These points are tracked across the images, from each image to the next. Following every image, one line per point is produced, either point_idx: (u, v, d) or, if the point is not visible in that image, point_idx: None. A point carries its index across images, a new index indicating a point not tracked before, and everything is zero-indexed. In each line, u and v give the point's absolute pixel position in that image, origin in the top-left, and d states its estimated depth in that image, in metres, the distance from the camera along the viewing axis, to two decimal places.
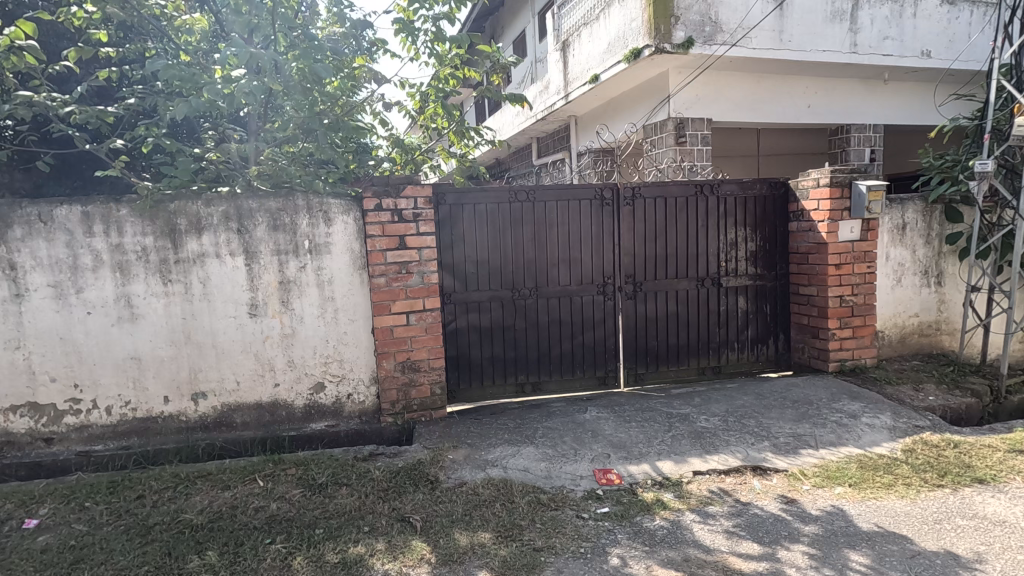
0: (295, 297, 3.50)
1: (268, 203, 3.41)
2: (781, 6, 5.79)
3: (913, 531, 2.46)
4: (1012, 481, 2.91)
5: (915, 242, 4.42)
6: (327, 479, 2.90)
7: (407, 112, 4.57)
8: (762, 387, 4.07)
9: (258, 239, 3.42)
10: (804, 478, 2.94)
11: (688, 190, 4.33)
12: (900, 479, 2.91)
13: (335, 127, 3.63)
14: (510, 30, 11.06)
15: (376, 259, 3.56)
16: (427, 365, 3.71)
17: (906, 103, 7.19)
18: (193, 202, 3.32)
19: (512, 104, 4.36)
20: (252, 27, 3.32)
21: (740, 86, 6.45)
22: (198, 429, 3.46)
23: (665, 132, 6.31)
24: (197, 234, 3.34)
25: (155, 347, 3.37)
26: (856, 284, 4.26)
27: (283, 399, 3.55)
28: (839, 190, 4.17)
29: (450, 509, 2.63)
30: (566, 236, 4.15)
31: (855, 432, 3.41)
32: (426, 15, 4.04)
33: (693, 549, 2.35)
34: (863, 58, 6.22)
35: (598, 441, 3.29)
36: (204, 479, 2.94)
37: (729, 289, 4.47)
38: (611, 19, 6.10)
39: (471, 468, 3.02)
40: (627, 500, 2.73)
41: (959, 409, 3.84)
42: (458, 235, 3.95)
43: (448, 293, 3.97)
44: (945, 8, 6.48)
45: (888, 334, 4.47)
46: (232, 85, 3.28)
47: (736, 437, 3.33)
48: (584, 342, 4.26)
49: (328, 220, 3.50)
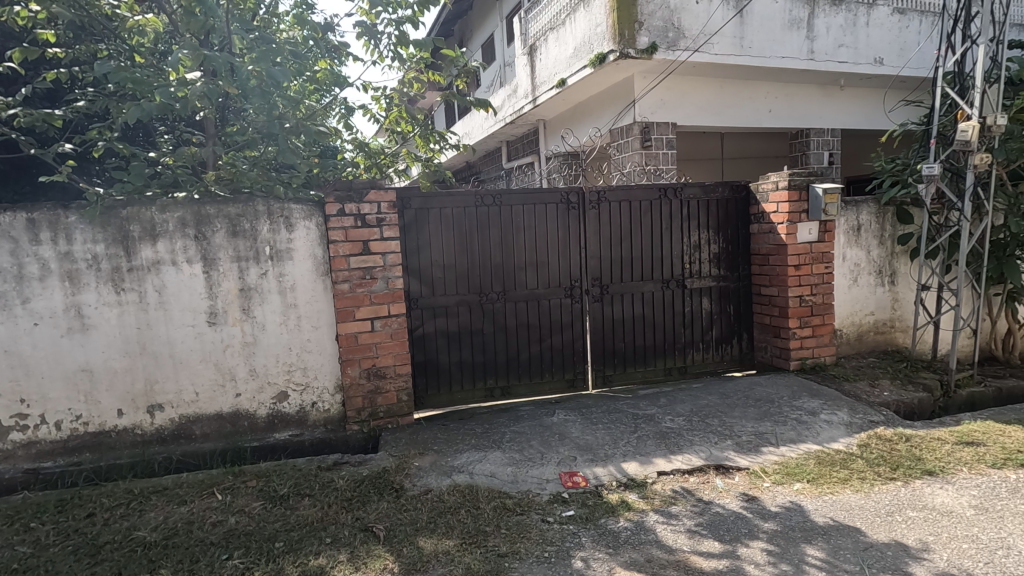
0: (255, 305, 3.43)
1: (227, 209, 3.33)
2: (741, 13, 5.93)
3: (866, 524, 2.53)
4: (959, 472, 3.02)
5: (869, 243, 4.58)
6: (288, 490, 2.83)
7: (372, 115, 4.53)
8: (726, 387, 4.14)
9: (217, 246, 3.33)
10: (765, 476, 3.00)
11: (652, 193, 4.39)
12: (855, 474, 3.00)
13: (297, 131, 3.55)
14: (479, 34, 11.04)
15: (339, 265, 3.51)
16: (392, 371, 3.67)
17: (861, 108, 7.45)
18: (148, 208, 3.22)
19: (477, 109, 4.35)
20: (205, 29, 3.22)
21: (703, 90, 6.58)
22: (154, 442, 3.35)
23: (631, 135, 6.37)
24: (151, 241, 3.24)
25: (108, 358, 3.25)
26: (815, 283, 4.37)
27: (245, 409, 3.46)
28: (797, 193, 4.28)
29: (415, 517, 2.61)
30: (532, 239, 4.17)
31: (814, 429, 3.50)
32: (389, 19, 4.01)
33: (656, 550, 2.37)
34: (820, 64, 6.42)
35: (565, 444, 3.30)
36: (159, 494, 2.84)
37: (693, 290, 4.54)
38: (577, 24, 6.16)
39: (437, 474, 2.99)
40: (592, 503, 2.74)
41: (912, 403, 3.98)
42: (424, 240, 3.93)
43: (414, 298, 3.94)
44: (895, 17, 6.74)
45: (845, 332, 4.62)
46: (186, 89, 3.15)
47: (700, 437, 3.39)
48: (553, 345, 4.28)
49: (290, 225, 3.44)
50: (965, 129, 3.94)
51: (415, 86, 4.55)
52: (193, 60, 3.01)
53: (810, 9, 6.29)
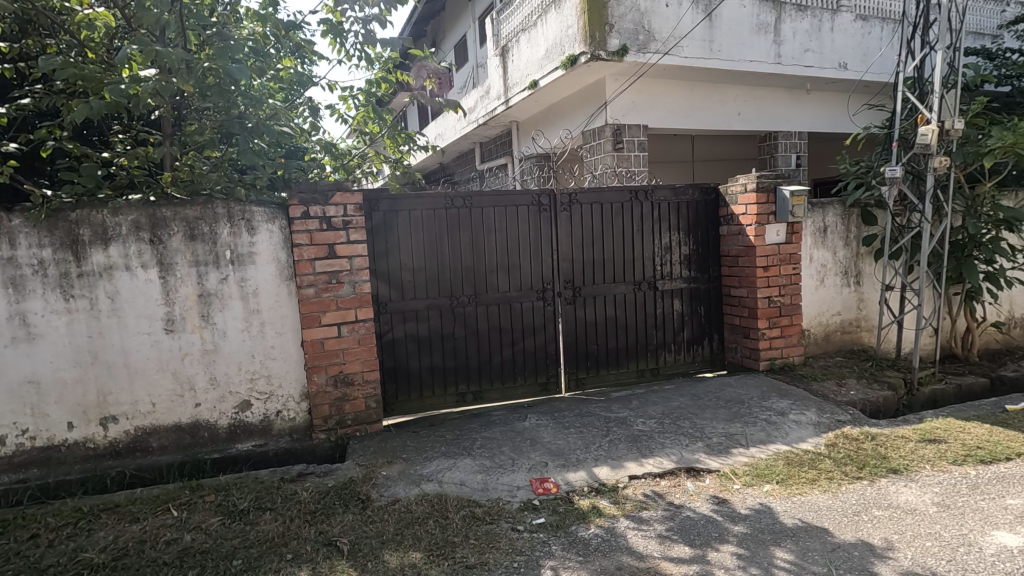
0: (216, 311, 3.30)
1: (184, 211, 3.20)
2: (710, 17, 6.00)
3: (834, 524, 2.55)
4: (922, 470, 3.08)
5: (835, 244, 4.66)
6: (249, 504, 2.72)
7: (340, 115, 4.51)
8: (697, 388, 4.16)
9: (174, 249, 3.20)
10: (735, 477, 3.01)
11: (624, 196, 4.39)
12: (823, 474, 3.02)
13: (259, 131, 3.43)
14: (452, 35, 10.95)
15: (304, 269, 3.41)
16: (360, 378, 3.59)
17: (826, 112, 7.61)
18: (99, 211, 3.07)
19: (446, 110, 4.30)
20: (159, 25, 3.03)
21: (674, 94, 6.63)
22: (108, 456, 3.20)
23: (603, 138, 6.37)
24: (103, 245, 3.09)
25: (57, 369, 3.08)
26: (783, 284, 4.42)
27: (205, 420, 3.33)
28: (766, 195, 4.32)
29: (381, 530, 2.53)
30: (504, 241, 4.12)
31: (783, 430, 3.52)
32: (356, 17, 3.94)
33: (627, 557, 2.34)
34: (787, 68, 6.51)
35: (536, 449, 3.26)
36: (110, 512, 2.69)
37: (665, 292, 4.55)
38: (548, 26, 6.14)
39: (406, 484, 2.92)
40: (563, 510, 2.71)
41: (877, 402, 4.05)
42: (393, 243, 3.84)
43: (383, 302, 3.86)
44: (858, 23, 6.90)
45: (813, 332, 4.69)
46: (138, 86, 2.99)
47: (672, 439, 3.38)
48: (526, 348, 4.24)
49: (252, 229, 3.33)
50: (925, 133, 4.04)
51: (384, 87, 4.50)
52: (144, 57, 2.85)
53: (777, 14, 6.40)
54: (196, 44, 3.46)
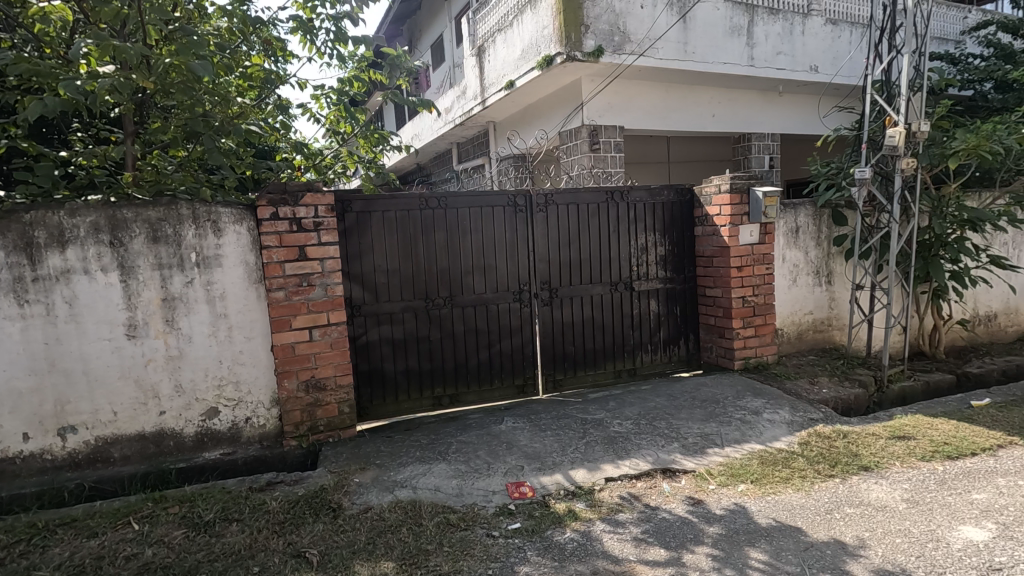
0: (181, 316, 3.19)
1: (146, 212, 3.09)
2: (684, 19, 6.05)
3: (807, 523, 2.57)
4: (892, 467, 3.13)
5: (807, 244, 4.73)
6: (215, 515, 2.63)
7: (312, 115, 4.46)
8: (673, 388, 4.17)
9: (136, 252, 3.08)
10: (710, 477, 3.02)
11: (600, 197, 4.39)
12: (797, 472, 3.05)
13: (226, 131, 3.33)
14: (428, 34, 10.86)
15: (273, 272, 3.32)
16: (333, 383, 3.51)
17: (798, 114, 7.74)
18: (55, 211, 2.93)
19: (419, 109, 4.24)
20: (119, 19, 2.92)
21: (650, 94, 6.67)
22: (67, 468, 3.06)
23: (579, 138, 6.37)
24: (59, 248, 2.95)
25: (11, 377, 2.93)
26: (757, 284, 4.46)
27: (171, 428, 3.22)
28: (739, 195, 4.35)
29: (352, 539, 2.47)
30: (479, 242, 4.08)
31: (757, 429, 3.55)
32: (327, 14, 3.89)
33: (602, 561, 2.32)
34: (760, 70, 6.60)
35: (512, 453, 3.22)
36: (66, 527, 2.58)
37: (641, 293, 4.56)
38: (524, 26, 6.12)
39: (379, 490, 2.86)
40: (539, 514, 2.68)
41: (848, 399, 4.12)
42: (366, 244, 3.77)
43: (357, 305, 3.77)
44: (828, 28, 7.03)
45: (786, 331, 4.75)
46: (96, 82, 2.87)
47: (648, 440, 3.38)
48: (502, 350, 4.20)
49: (218, 231, 3.23)
50: (892, 135, 4.11)
51: (357, 86, 4.44)
52: (101, 51, 2.74)
53: (749, 17, 6.49)
54: (158, 39, 3.35)
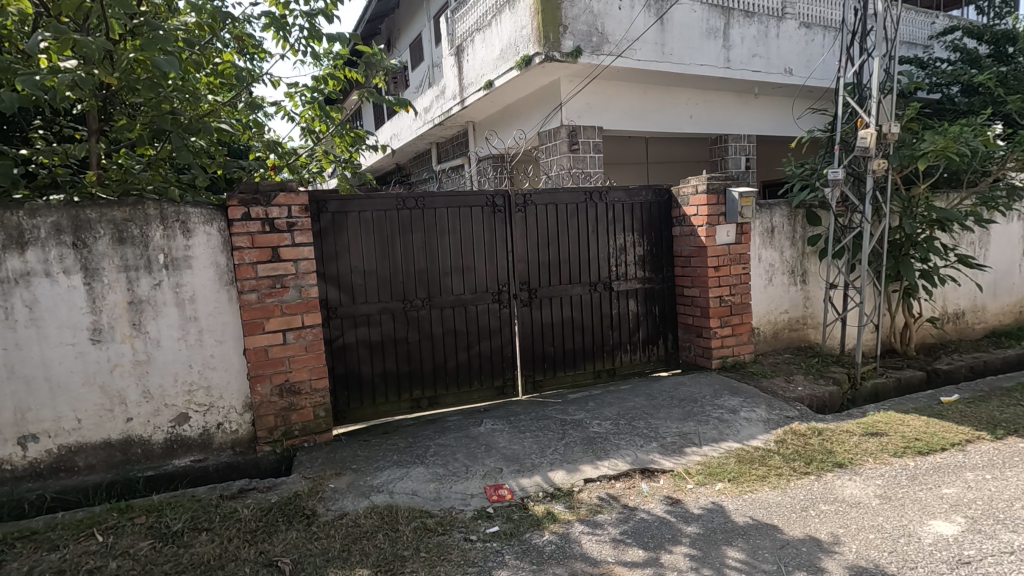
0: (149, 319, 3.10)
1: (111, 213, 2.99)
2: (661, 20, 6.09)
3: (783, 521, 2.59)
4: (865, 463, 3.18)
5: (783, 244, 4.79)
6: (183, 525, 2.55)
7: (286, 113, 4.37)
8: (652, 387, 4.18)
9: (100, 253, 2.98)
10: (688, 477, 3.03)
11: (578, 197, 4.39)
12: (773, 470, 3.08)
13: (194, 129, 3.24)
14: (406, 34, 10.78)
15: (245, 273, 3.24)
16: (308, 387, 3.44)
17: (773, 116, 7.85)
18: (14, 211, 2.81)
19: (396, 108, 4.18)
20: (81, 12, 2.80)
21: (628, 96, 6.70)
22: (28, 478, 2.95)
23: (558, 138, 6.36)
24: (18, 250, 2.83)
25: None
26: (734, 284, 4.50)
27: (139, 435, 3.12)
28: (716, 196, 4.39)
29: (326, 547, 2.41)
30: (458, 243, 4.04)
31: (734, 427, 3.58)
32: (301, 11, 3.81)
33: (580, 563, 2.30)
34: (736, 72, 6.68)
35: (491, 455, 3.19)
36: (26, 540, 2.47)
37: (620, 293, 4.57)
38: (503, 26, 6.09)
39: (355, 496, 2.80)
40: (517, 517, 2.65)
41: (823, 397, 4.17)
42: (342, 245, 3.71)
43: (333, 307, 3.71)
44: (801, 31, 7.14)
45: (762, 330, 4.81)
46: (57, 77, 2.75)
47: (626, 440, 3.38)
48: (481, 352, 4.17)
49: (187, 231, 3.14)
50: (864, 136, 4.18)
51: (331, 84, 4.37)
52: (61, 45, 2.62)
53: (725, 20, 6.55)
54: (123, 34, 3.24)
